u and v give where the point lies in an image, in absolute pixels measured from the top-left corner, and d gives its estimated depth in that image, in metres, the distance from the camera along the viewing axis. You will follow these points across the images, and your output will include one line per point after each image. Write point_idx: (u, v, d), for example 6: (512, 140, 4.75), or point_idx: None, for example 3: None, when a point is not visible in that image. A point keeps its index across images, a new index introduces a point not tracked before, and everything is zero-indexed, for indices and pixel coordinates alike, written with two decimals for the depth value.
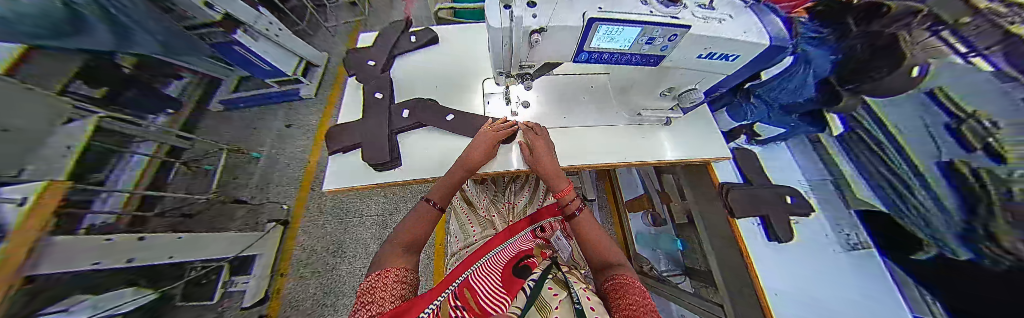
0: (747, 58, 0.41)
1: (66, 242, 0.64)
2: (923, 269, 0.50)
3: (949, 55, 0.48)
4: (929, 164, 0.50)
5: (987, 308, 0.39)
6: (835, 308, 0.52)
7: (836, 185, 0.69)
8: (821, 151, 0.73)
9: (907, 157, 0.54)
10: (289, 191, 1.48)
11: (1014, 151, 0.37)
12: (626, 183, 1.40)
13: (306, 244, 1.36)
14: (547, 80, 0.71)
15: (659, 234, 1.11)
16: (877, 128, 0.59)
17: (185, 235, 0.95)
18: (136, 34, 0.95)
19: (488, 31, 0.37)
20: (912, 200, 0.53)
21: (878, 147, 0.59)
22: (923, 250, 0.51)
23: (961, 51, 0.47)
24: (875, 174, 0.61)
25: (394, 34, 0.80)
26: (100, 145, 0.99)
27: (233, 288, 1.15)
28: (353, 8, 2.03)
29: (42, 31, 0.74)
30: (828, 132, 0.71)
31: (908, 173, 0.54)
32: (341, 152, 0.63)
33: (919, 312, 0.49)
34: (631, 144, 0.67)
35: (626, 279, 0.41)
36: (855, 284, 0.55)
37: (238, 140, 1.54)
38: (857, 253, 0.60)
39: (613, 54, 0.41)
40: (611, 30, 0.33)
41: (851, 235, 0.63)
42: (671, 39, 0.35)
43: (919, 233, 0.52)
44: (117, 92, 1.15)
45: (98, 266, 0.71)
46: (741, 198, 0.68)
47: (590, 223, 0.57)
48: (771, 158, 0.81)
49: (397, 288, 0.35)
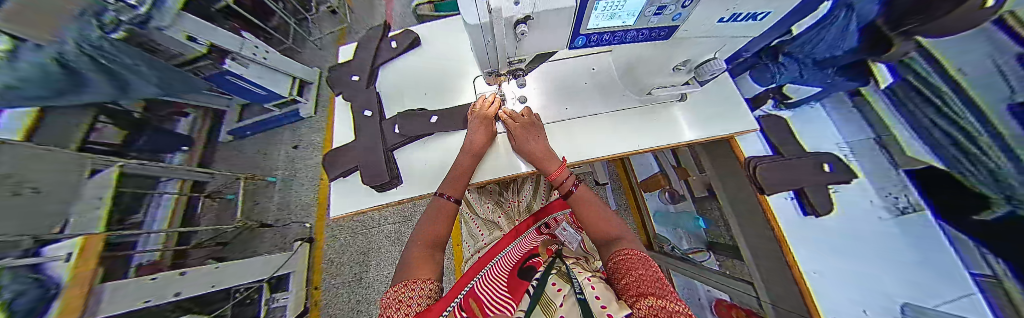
0: (781, 12, 0.34)
1: (115, 283, 0.70)
2: (988, 227, 0.40)
3: None
4: (998, 106, 0.39)
5: None
6: (892, 294, 0.48)
7: (884, 148, 0.58)
8: (862, 107, 0.63)
9: (973, 101, 0.42)
10: (307, 210, 1.53)
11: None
12: (638, 163, 1.35)
13: (331, 258, 1.42)
14: (548, 67, 0.67)
15: (678, 212, 1.09)
16: (931, 71, 0.48)
17: (222, 265, 1.00)
18: (133, 80, 0.98)
19: (466, 27, 0.32)
20: (985, 160, 0.41)
21: (937, 96, 0.47)
22: (989, 207, 0.40)
23: None
24: (930, 125, 0.50)
25: (375, 42, 0.76)
26: (130, 190, 1.04)
27: (274, 305, 1.19)
28: (334, 16, 1.96)
29: (47, 90, 0.77)
30: (874, 84, 0.59)
31: (971, 118, 0.42)
32: (340, 177, 0.63)
33: (978, 270, 0.40)
34: (642, 129, 0.62)
35: (629, 256, 0.39)
36: (898, 245, 0.51)
37: (251, 168, 1.59)
38: (905, 217, 0.52)
39: (616, 32, 0.36)
40: (609, 5, 0.28)
41: (900, 198, 0.54)
42: (684, 4, 0.29)
43: (986, 190, 0.41)
44: (136, 133, 1.23)
45: (149, 303, 0.77)
46: (772, 171, 0.62)
47: (588, 200, 0.54)
48: (802, 124, 0.75)
49: (416, 303, 0.32)
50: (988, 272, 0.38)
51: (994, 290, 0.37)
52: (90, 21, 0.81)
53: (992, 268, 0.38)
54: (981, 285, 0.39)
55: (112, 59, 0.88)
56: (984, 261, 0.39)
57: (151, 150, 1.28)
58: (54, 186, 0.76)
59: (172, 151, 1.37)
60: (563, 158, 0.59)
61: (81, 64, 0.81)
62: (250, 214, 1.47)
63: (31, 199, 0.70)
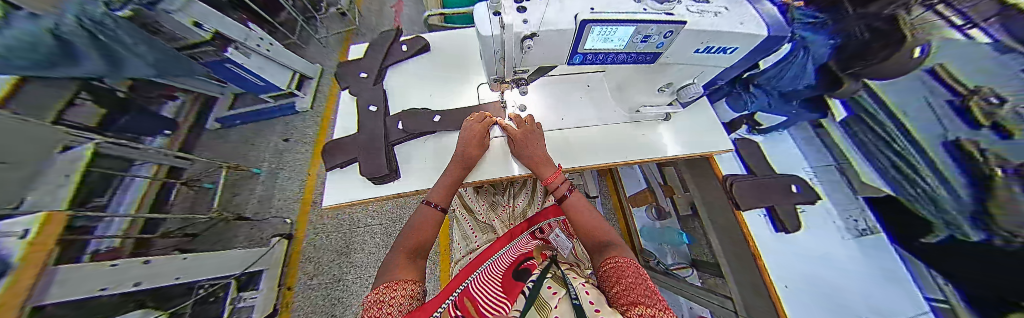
0: (747, 49, 0.40)
1: (71, 268, 0.61)
2: (934, 249, 0.49)
3: (947, 28, 0.47)
4: (936, 144, 0.47)
5: (996, 292, 0.38)
6: (854, 308, 0.52)
7: (842, 172, 0.67)
8: (825, 138, 0.71)
9: (915, 140, 0.51)
10: (290, 206, 1.47)
11: (990, 119, 0.39)
12: (628, 179, 1.40)
13: (309, 258, 1.36)
14: (545, 81, 0.73)
15: (664, 228, 1.14)
16: (878, 109, 0.57)
17: (190, 256, 0.93)
18: (129, 59, 0.96)
19: (478, 38, 0.36)
20: (926, 189, 0.49)
21: (886, 133, 0.56)
22: (932, 232, 0.49)
23: (958, 24, 0.46)
24: (880, 157, 0.59)
25: (386, 44, 0.80)
26: (100, 173, 0.97)
27: (241, 304, 1.10)
28: (343, 17, 2.01)
29: (35, 60, 0.75)
30: (832, 116, 0.69)
31: (914, 153, 0.51)
32: (338, 168, 0.63)
33: (931, 294, 0.48)
34: (630, 143, 0.67)
35: (620, 261, 0.41)
36: (858, 266, 0.57)
37: (236, 158, 1.53)
38: (864, 238, 0.60)
39: (609, 54, 0.40)
40: (603, 30, 0.32)
41: (858, 220, 0.63)
42: (666, 35, 0.34)
43: (930, 218, 0.49)
44: (114, 114, 1.14)
45: (104, 292, 0.69)
46: (745, 189, 0.69)
47: (577, 202, 0.57)
48: (773, 148, 0.80)
49: (400, 304, 0.31)
50: (940, 298, 0.47)
51: (945, 311, 0.45)
52: None
53: (943, 293, 0.47)
54: (934, 308, 0.47)
55: (111, 35, 0.86)
56: (936, 285, 0.48)
57: (132, 131, 1.22)
58: (23, 159, 0.71)
59: (152, 134, 1.31)
60: (555, 161, 0.61)
61: (76, 38, 0.78)
62: (228, 206, 1.41)
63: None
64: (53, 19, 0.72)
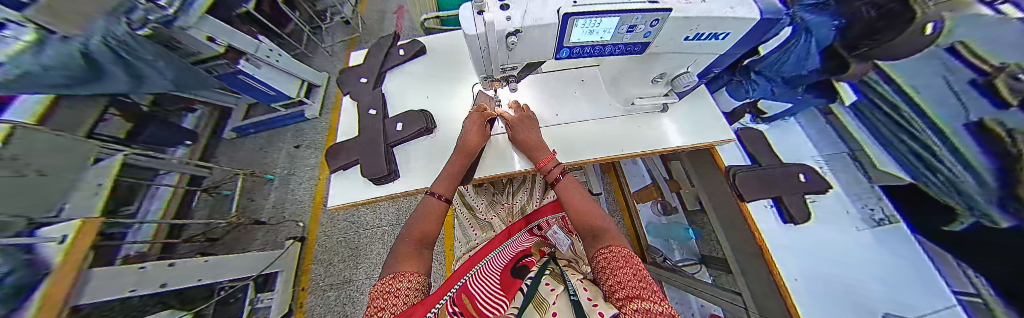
0: (740, 34, 0.39)
1: (103, 271, 0.65)
2: (960, 239, 0.46)
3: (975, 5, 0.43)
4: (958, 126, 0.44)
5: None
6: (870, 303, 0.49)
7: (855, 160, 0.64)
8: (835, 124, 0.69)
9: (933, 123, 0.48)
10: (302, 209, 1.52)
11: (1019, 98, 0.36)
12: (633, 174, 1.38)
13: (322, 259, 1.40)
14: (539, 77, 0.74)
15: (671, 223, 1.12)
16: (892, 91, 0.55)
17: (212, 259, 0.98)
18: (151, 75, 1.02)
19: (465, 38, 0.38)
20: (946, 174, 0.47)
21: (901, 116, 0.54)
22: (958, 219, 0.46)
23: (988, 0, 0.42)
24: (896, 142, 0.56)
25: (384, 49, 0.82)
26: (130, 181, 1.06)
27: (259, 306, 1.14)
28: (346, 26, 2.07)
29: (72, 80, 0.82)
30: (839, 101, 0.67)
31: (932, 136, 0.48)
32: (341, 170, 0.65)
33: (958, 287, 0.46)
34: (628, 136, 0.66)
35: (615, 251, 0.40)
36: (877, 257, 0.54)
37: (251, 165, 1.60)
38: (882, 228, 0.57)
39: (597, 46, 0.40)
40: (588, 23, 0.32)
41: (876, 209, 0.60)
42: (653, 24, 0.34)
43: (953, 203, 0.47)
44: (141, 126, 1.22)
45: (132, 293, 0.74)
46: (748, 182, 0.67)
47: (577, 193, 0.56)
48: (781, 136, 0.78)
49: (405, 296, 0.32)
50: (970, 291, 0.44)
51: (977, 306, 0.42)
52: (119, 19, 0.88)
53: (976, 288, 0.43)
54: (962, 302, 0.44)
55: (132, 52, 0.91)
56: (968, 280, 0.45)
57: (155, 142, 1.27)
58: (63, 172, 0.78)
59: (175, 145, 1.39)
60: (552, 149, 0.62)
61: (102, 55, 0.84)
62: (244, 210, 1.48)
63: (45, 181, 0.73)
64: (82, 40, 0.78)
